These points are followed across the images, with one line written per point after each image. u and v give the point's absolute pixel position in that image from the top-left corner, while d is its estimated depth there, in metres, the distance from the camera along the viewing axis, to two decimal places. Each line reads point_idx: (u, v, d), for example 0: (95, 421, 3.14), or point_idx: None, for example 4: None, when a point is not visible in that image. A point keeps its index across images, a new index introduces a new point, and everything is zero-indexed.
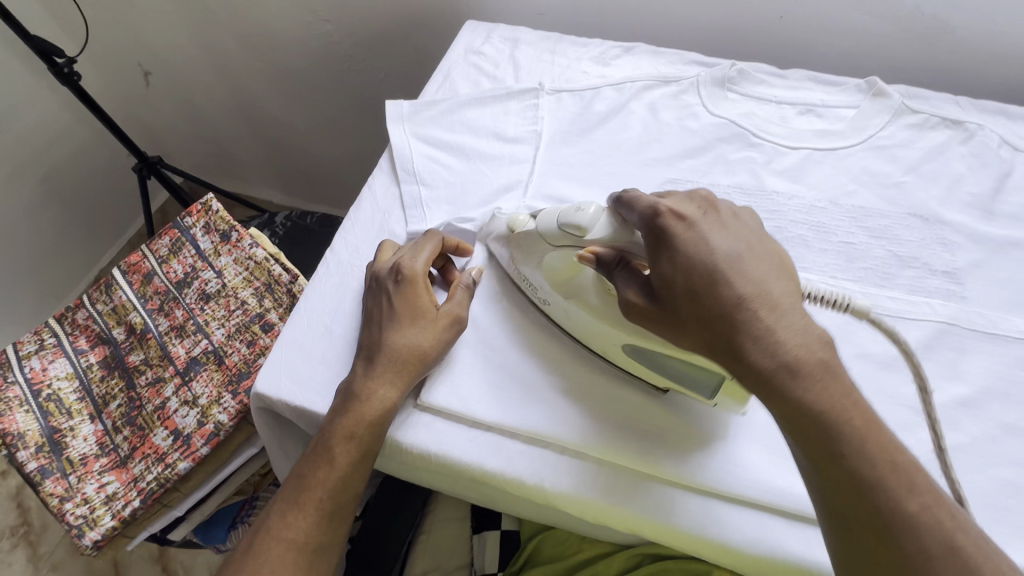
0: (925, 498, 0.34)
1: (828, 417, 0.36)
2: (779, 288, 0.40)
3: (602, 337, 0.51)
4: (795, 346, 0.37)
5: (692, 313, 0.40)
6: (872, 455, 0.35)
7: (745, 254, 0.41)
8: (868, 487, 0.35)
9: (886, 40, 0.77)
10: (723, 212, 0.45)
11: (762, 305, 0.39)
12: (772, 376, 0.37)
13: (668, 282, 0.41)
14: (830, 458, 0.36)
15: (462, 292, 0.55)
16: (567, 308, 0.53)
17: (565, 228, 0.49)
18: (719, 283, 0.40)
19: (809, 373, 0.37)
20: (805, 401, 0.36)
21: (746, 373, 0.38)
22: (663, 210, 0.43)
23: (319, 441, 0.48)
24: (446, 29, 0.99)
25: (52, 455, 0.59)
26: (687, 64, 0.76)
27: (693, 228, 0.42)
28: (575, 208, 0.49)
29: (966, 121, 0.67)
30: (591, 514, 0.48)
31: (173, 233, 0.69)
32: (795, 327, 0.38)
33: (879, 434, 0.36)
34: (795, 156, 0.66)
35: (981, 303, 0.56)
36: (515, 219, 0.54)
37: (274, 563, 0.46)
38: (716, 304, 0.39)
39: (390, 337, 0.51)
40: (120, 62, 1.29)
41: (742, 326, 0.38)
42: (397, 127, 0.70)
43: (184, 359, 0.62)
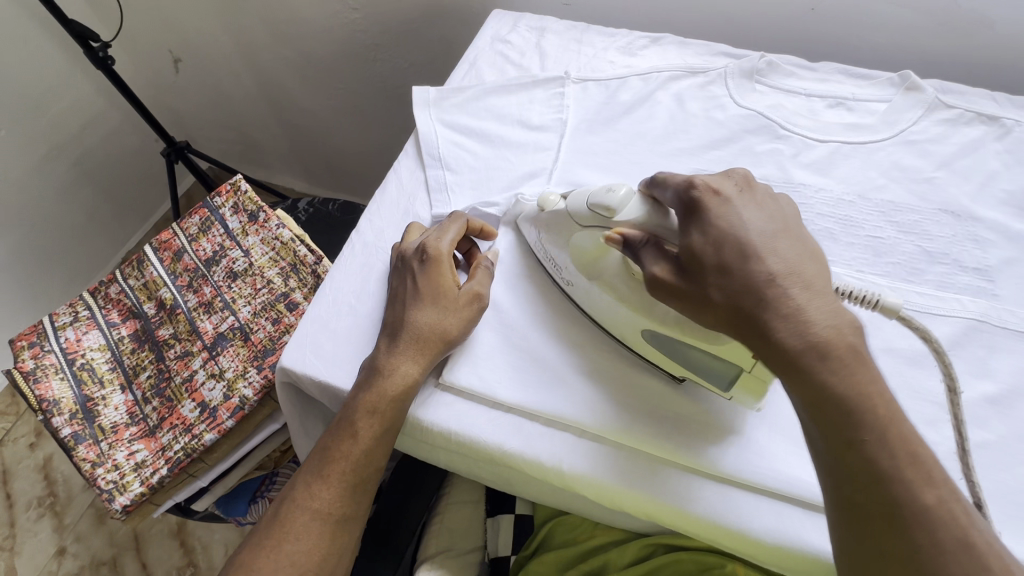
0: (942, 492, 0.34)
1: (848, 403, 0.36)
2: (812, 269, 0.40)
3: (624, 323, 0.51)
4: (824, 328, 0.37)
5: (717, 285, 0.40)
6: (890, 446, 0.35)
7: (778, 232, 0.42)
8: (884, 477, 0.34)
9: (921, 34, 0.76)
10: (760, 191, 0.45)
11: (795, 284, 0.39)
12: (798, 357, 0.37)
13: (697, 254, 0.41)
14: (847, 445, 0.35)
15: (482, 273, 0.56)
16: (589, 290, 0.53)
17: (593, 208, 0.49)
18: (750, 258, 0.40)
19: (836, 357, 0.36)
20: (828, 384, 0.36)
21: (776, 352, 0.38)
22: (697, 184, 0.44)
23: (343, 416, 0.49)
24: (471, 19, 1.00)
25: (84, 422, 0.61)
26: (715, 55, 0.75)
27: (726, 204, 0.43)
28: (606, 188, 0.48)
29: (1003, 117, 0.65)
30: (609, 497, 0.49)
31: (203, 212, 0.71)
32: (827, 308, 0.38)
33: (901, 427, 0.36)
34: (823, 149, 0.65)
35: (1013, 301, 0.54)
36: (546, 198, 0.55)
37: (298, 530, 0.47)
38: (744, 279, 0.39)
39: (412, 315, 0.51)
40: (152, 48, 1.32)
41: (772, 301, 0.38)
42: (423, 112, 0.71)
43: (211, 334, 0.64)
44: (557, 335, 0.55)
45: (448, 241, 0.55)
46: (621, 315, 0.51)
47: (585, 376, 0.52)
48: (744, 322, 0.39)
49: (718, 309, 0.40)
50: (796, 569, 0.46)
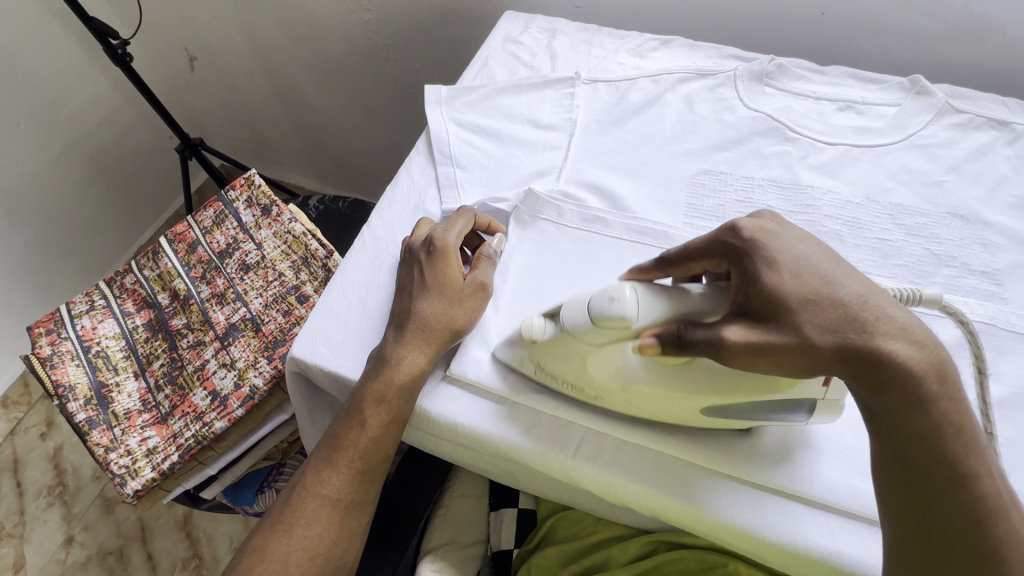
0: (1019, 522, 0.36)
1: (961, 438, 0.36)
2: (884, 293, 0.40)
3: (683, 407, 0.45)
4: (930, 351, 0.36)
5: (812, 322, 0.37)
6: (994, 483, 0.36)
7: (841, 262, 0.40)
8: (971, 513, 0.36)
9: (931, 39, 0.76)
10: (803, 228, 0.44)
11: (881, 303, 0.38)
12: (929, 398, 0.36)
13: (780, 297, 0.38)
14: (956, 484, 0.36)
15: (486, 263, 0.56)
16: (627, 397, 0.46)
17: (602, 323, 0.43)
18: (831, 285, 0.38)
19: (942, 385, 0.36)
20: (941, 415, 0.36)
21: (898, 392, 0.36)
22: (742, 224, 0.43)
23: (352, 404, 0.50)
24: (483, 20, 1.01)
25: (98, 407, 0.62)
26: (725, 58, 0.75)
27: (779, 237, 0.41)
28: (606, 297, 0.43)
29: (1013, 122, 0.66)
30: (613, 491, 0.49)
31: (217, 205, 0.72)
32: (917, 326, 0.37)
33: (982, 457, 0.37)
34: (832, 151, 0.66)
35: (1021, 304, 0.54)
36: (529, 326, 0.48)
37: (308, 516, 0.48)
38: (839, 307, 0.37)
39: (419, 307, 0.52)
40: (168, 46, 1.34)
41: (874, 325, 0.37)
42: (435, 111, 0.72)
43: (223, 325, 0.65)
44: None
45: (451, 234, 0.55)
46: (680, 403, 0.45)
47: None
48: (856, 361, 0.36)
49: (831, 358, 0.37)
50: (797, 567, 0.46)
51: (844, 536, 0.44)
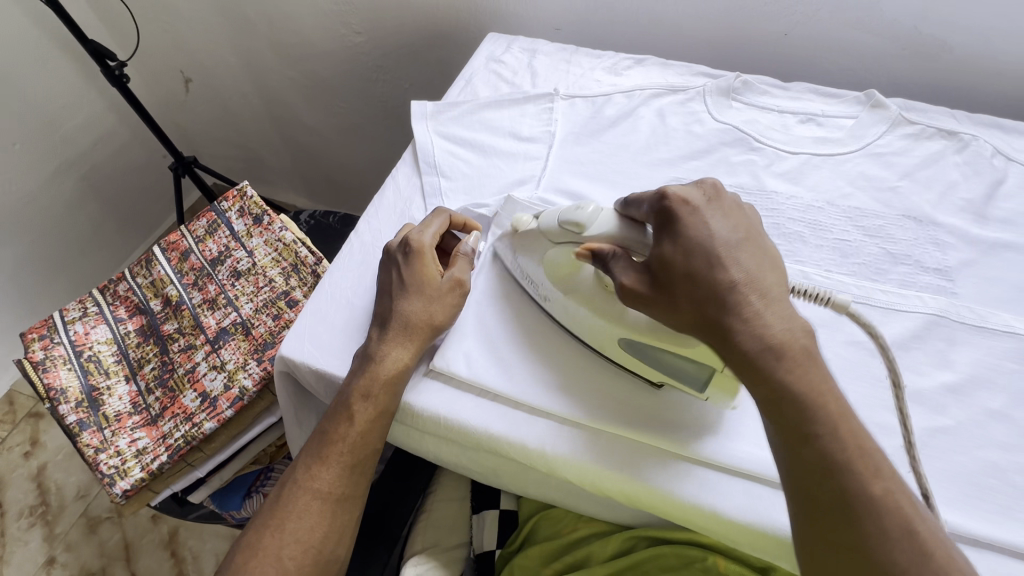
0: (889, 484, 0.37)
1: (807, 400, 0.38)
2: (771, 278, 0.42)
3: (599, 331, 0.52)
4: (780, 331, 0.40)
5: (682, 292, 0.42)
6: (842, 439, 0.38)
7: (742, 243, 0.44)
8: (836, 470, 0.37)
9: (886, 57, 0.81)
10: (728, 201, 0.47)
11: (754, 292, 0.41)
12: (756, 359, 0.39)
13: (668, 264, 0.44)
14: (804, 440, 0.38)
15: (463, 261, 0.59)
16: (565, 304, 0.54)
17: (565, 224, 0.52)
18: (716, 267, 0.42)
19: (791, 357, 0.39)
20: (787, 384, 0.39)
21: (733, 353, 0.40)
22: (669, 194, 0.46)
23: (340, 401, 0.52)
24: (468, 43, 1.06)
25: (89, 410, 0.64)
26: (695, 75, 0.80)
27: (695, 212, 0.45)
28: (574, 207, 0.52)
29: (961, 132, 0.70)
30: (597, 483, 0.51)
31: (210, 215, 0.75)
32: (783, 314, 0.41)
33: (850, 424, 0.38)
34: (794, 160, 0.70)
35: (971, 298, 0.58)
36: (519, 219, 0.57)
37: (300, 509, 0.50)
38: (710, 286, 0.42)
39: (401, 306, 0.55)
40: (164, 69, 1.38)
41: (734, 307, 0.41)
42: (421, 124, 0.75)
43: (214, 329, 0.67)
44: (541, 327, 0.57)
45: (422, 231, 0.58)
46: (597, 326, 0.52)
47: (566, 365, 0.55)
48: (710, 327, 0.41)
49: (687, 318, 0.42)
50: (767, 548, 0.48)
51: None
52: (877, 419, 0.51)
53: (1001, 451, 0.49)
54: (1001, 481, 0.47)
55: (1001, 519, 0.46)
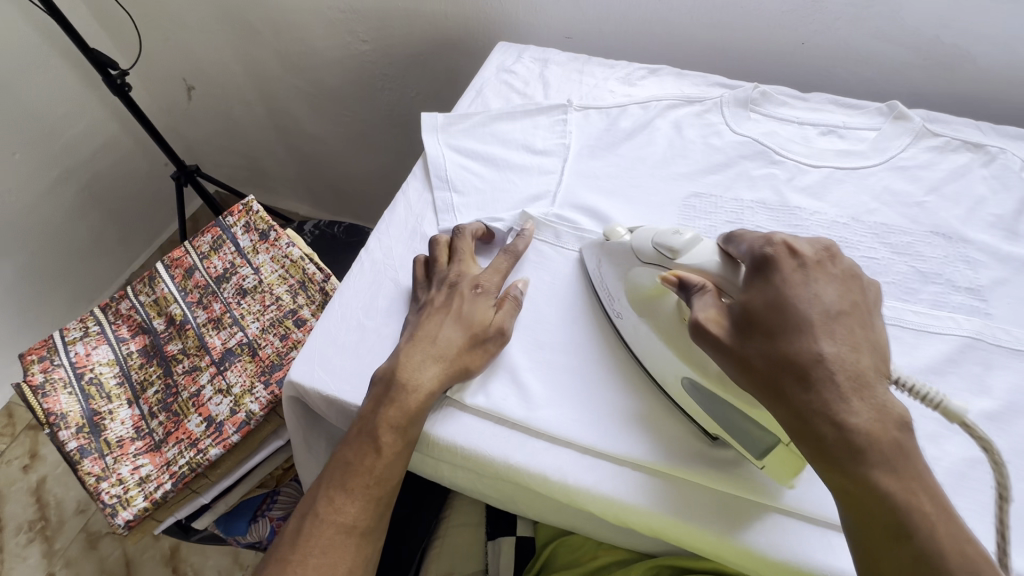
0: None
1: (896, 498, 0.35)
2: (868, 361, 0.39)
3: (665, 365, 0.50)
4: (873, 427, 0.36)
5: (759, 350, 0.40)
6: (939, 543, 0.34)
7: (841, 315, 0.41)
8: (931, 572, 0.34)
9: (907, 67, 0.79)
10: (841, 268, 0.44)
11: (843, 373, 0.38)
12: (831, 444, 0.37)
13: (752, 313, 0.42)
14: (895, 538, 0.35)
15: (511, 304, 0.56)
16: (637, 326, 0.53)
17: (658, 247, 0.51)
18: (804, 333, 0.39)
19: (881, 452, 0.36)
20: (872, 479, 0.36)
21: (807, 436, 0.38)
22: (776, 242, 0.44)
23: (363, 429, 0.49)
24: (476, 51, 1.04)
25: (91, 435, 0.61)
26: (711, 86, 0.78)
27: (800, 269, 0.43)
28: (672, 231, 0.51)
29: (988, 145, 0.68)
30: (629, 516, 0.48)
31: (215, 230, 0.73)
32: (873, 402, 0.37)
33: (947, 521, 0.35)
34: (816, 174, 0.68)
35: (1006, 319, 0.56)
36: (613, 231, 0.57)
37: (324, 544, 0.47)
38: (790, 352, 0.39)
39: (441, 334, 0.53)
40: (166, 77, 1.37)
41: (817, 379, 0.38)
42: (432, 137, 0.74)
43: (219, 350, 0.65)
44: (557, 349, 0.56)
45: (480, 270, 0.60)
46: (664, 358, 0.50)
47: (586, 390, 0.53)
48: (782, 394, 0.39)
49: (759, 378, 0.40)
50: None
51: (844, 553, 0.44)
52: None
53: None
54: None
55: None
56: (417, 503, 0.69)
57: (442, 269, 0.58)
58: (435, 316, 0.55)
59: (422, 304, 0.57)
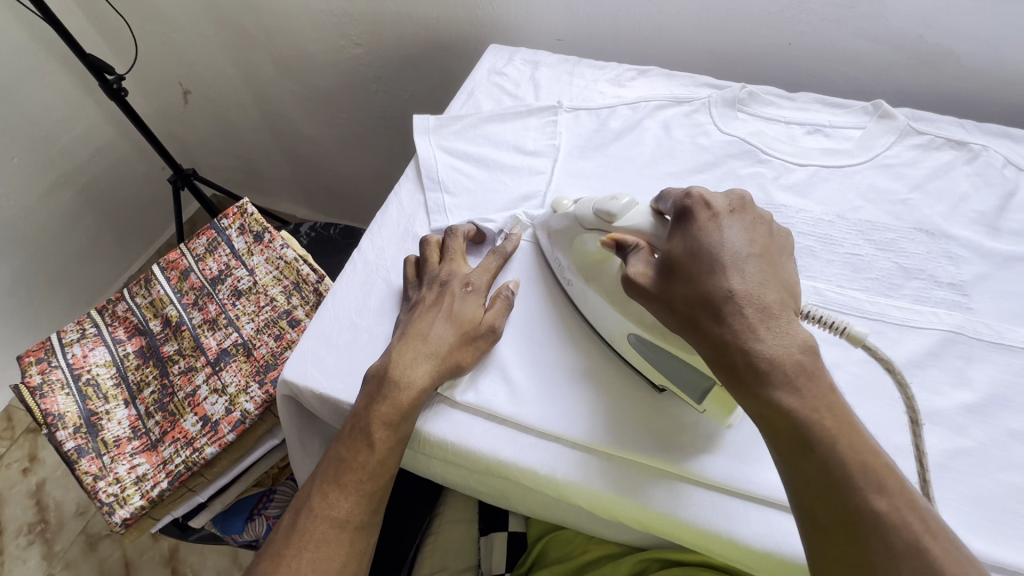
0: (895, 500, 0.35)
1: (802, 416, 0.37)
2: (775, 294, 0.42)
3: (611, 325, 0.53)
4: (777, 351, 0.39)
5: (680, 292, 0.43)
6: (841, 455, 0.36)
7: (753, 255, 0.44)
8: (836, 485, 0.36)
9: (892, 66, 0.80)
10: (752, 215, 0.47)
11: (750, 306, 0.41)
12: (741, 373, 0.40)
13: (673, 261, 0.45)
14: (802, 453, 0.37)
15: (502, 303, 0.57)
16: (585, 293, 0.55)
17: (598, 212, 0.54)
18: (716, 273, 0.42)
19: (784, 373, 0.38)
20: (778, 398, 0.38)
21: (721, 363, 0.41)
22: (693, 195, 0.47)
23: (355, 426, 0.50)
24: (469, 53, 1.05)
25: (88, 435, 0.62)
26: (699, 86, 0.79)
27: (714, 218, 0.46)
28: (611, 197, 0.54)
29: (971, 142, 0.69)
30: (616, 509, 0.49)
31: (210, 233, 0.74)
32: (780, 331, 0.40)
33: (852, 437, 0.37)
34: (802, 172, 0.69)
35: (987, 314, 0.57)
36: (561, 202, 0.62)
37: (317, 538, 0.48)
38: (704, 291, 0.42)
39: (420, 324, 0.55)
40: (162, 81, 1.38)
41: (729, 314, 0.41)
42: (423, 139, 0.75)
43: (215, 350, 0.66)
44: (547, 346, 0.56)
45: (470, 268, 0.61)
46: (609, 318, 0.53)
47: (575, 386, 0.54)
48: (701, 330, 0.42)
49: (680, 316, 0.43)
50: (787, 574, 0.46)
51: None
52: (896, 440, 0.50)
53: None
54: None
55: None
56: (410, 503, 0.69)
57: (433, 269, 0.59)
58: (427, 314, 0.55)
59: (413, 304, 0.57)
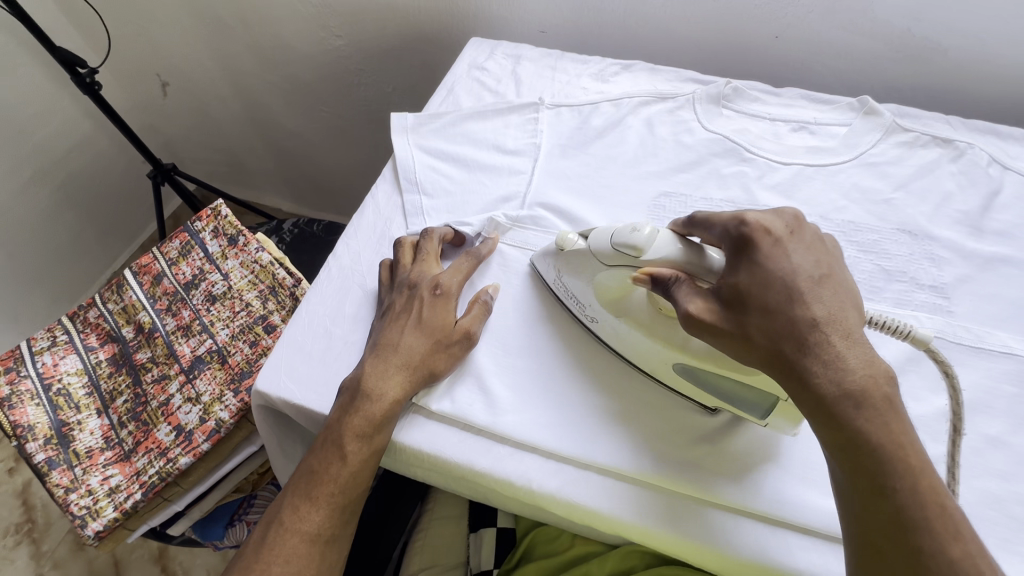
0: (968, 546, 0.35)
1: (883, 451, 0.37)
2: (853, 317, 0.40)
3: (655, 360, 0.51)
4: (862, 374, 0.38)
5: (757, 325, 0.41)
6: (921, 497, 0.36)
7: (825, 278, 0.42)
8: (909, 526, 0.35)
9: (879, 60, 0.79)
10: (811, 232, 0.45)
11: (835, 331, 0.39)
12: (832, 403, 0.38)
13: (742, 294, 0.42)
14: (878, 492, 0.36)
15: (479, 308, 0.56)
16: (618, 328, 0.53)
17: (619, 247, 0.49)
18: (795, 302, 0.40)
19: (872, 404, 0.37)
20: (864, 431, 0.37)
21: (808, 396, 0.38)
22: (749, 222, 0.45)
23: (329, 438, 0.49)
24: (451, 44, 1.02)
25: (59, 447, 0.61)
26: (683, 81, 0.78)
27: (777, 243, 0.43)
28: (630, 228, 0.49)
29: (956, 139, 0.68)
30: (591, 519, 0.49)
31: (183, 236, 0.72)
32: (865, 357, 0.39)
33: (931, 480, 0.36)
34: (786, 171, 0.68)
35: (967, 317, 0.56)
36: (565, 237, 0.55)
37: (287, 552, 0.47)
38: (788, 321, 0.40)
39: (405, 338, 0.53)
40: (139, 72, 1.34)
41: (813, 345, 0.39)
42: (401, 138, 0.73)
43: (189, 358, 0.65)
44: (526, 351, 0.56)
45: (442, 270, 0.59)
46: (653, 351, 0.51)
47: (553, 394, 0.53)
48: (785, 363, 0.39)
49: (760, 351, 0.40)
50: None
51: (801, 551, 0.45)
52: None
53: (1000, 480, 0.48)
54: (1000, 512, 0.46)
55: (1006, 556, 0.44)
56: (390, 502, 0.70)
57: (405, 271, 0.58)
58: (396, 324, 0.54)
59: (385, 308, 0.57)
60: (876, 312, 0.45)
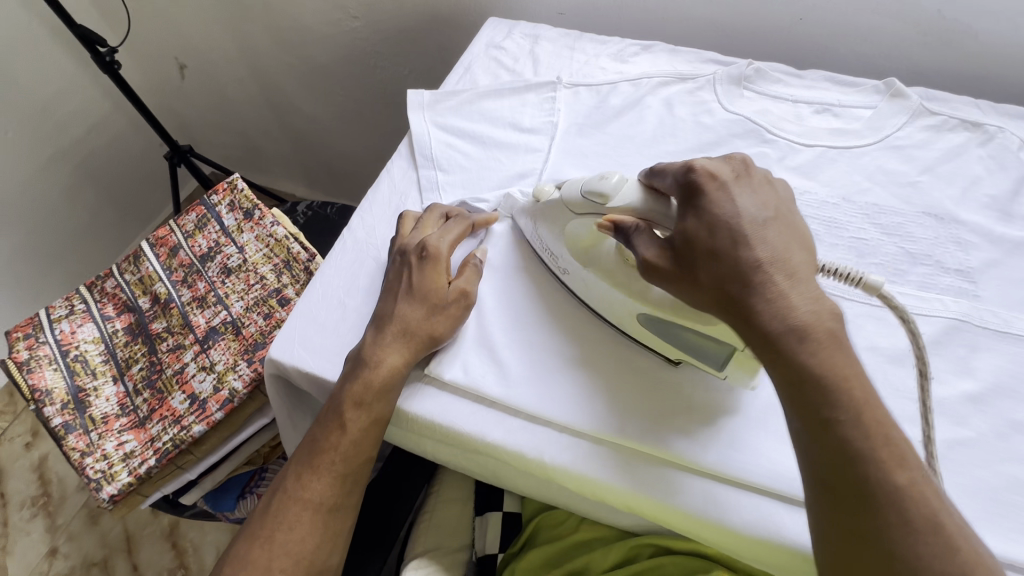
0: (913, 473, 0.35)
1: (825, 382, 0.36)
2: (799, 257, 0.40)
3: (619, 308, 0.51)
4: (805, 312, 0.38)
5: (705, 267, 0.41)
6: (864, 427, 0.36)
7: (771, 220, 0.41)
8: (854, 455, 0.35)
9: (907, 44, 0.77)
10: (758, 176, 0.44)
11: (778, 270, 0.39)
12: (778, 339, 0.37)
13: (692, 239, 0.42)
14: (822, 426, 0.36)
15: (471, 270, 0.56)
16: (584, 277, 0.54)
17: (587, 195, 0.51)
18: (740, 245, 0.40)
19: (815, 338, 0.37)
20: (806, 364, 0.37)
21: (754, 333, 0.38)
22: (697, 167, 0.44)
23: (331, 407, 0.50)
24: (468, 26, 1.01)
25: (75, 412, 0.62)
26: (704, 62, 0.76)
27: (722, 187, 0.43)
28: (599, 177, 0.50)
29: (986, 123, 0.66)
30: (602, 493, 0.48)
31: (200, 209, 0.72)
32: (809, 295, 0.38)
33: (874, 410, 0.36)
34: (808, 153, 0.66)
35: (994, 301, 0.55)
36: (542, 189, 0.57)
37: (291, 520, 0.48)
38: (733, 262, 0.39)
39: (399, 306, 0.53)
40: (158, 53, 1.35)
41: (758, 285, 0.38)
42: (418, 114, 0.72)
43: (204, 328, 0.65)
44: (540, 324, 0.55)
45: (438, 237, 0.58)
46: (617, 301, 0.51)
47: (564, 369, 0.52)
48: (732, 303, 0.39)
49: (705, 293, 0.41)
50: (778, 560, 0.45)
51: None
52: None
53: None
54: None
55: None
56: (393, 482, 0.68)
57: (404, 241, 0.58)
58: (392, 290, 0.55)
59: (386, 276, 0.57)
60: (830, 261, 0.46)
